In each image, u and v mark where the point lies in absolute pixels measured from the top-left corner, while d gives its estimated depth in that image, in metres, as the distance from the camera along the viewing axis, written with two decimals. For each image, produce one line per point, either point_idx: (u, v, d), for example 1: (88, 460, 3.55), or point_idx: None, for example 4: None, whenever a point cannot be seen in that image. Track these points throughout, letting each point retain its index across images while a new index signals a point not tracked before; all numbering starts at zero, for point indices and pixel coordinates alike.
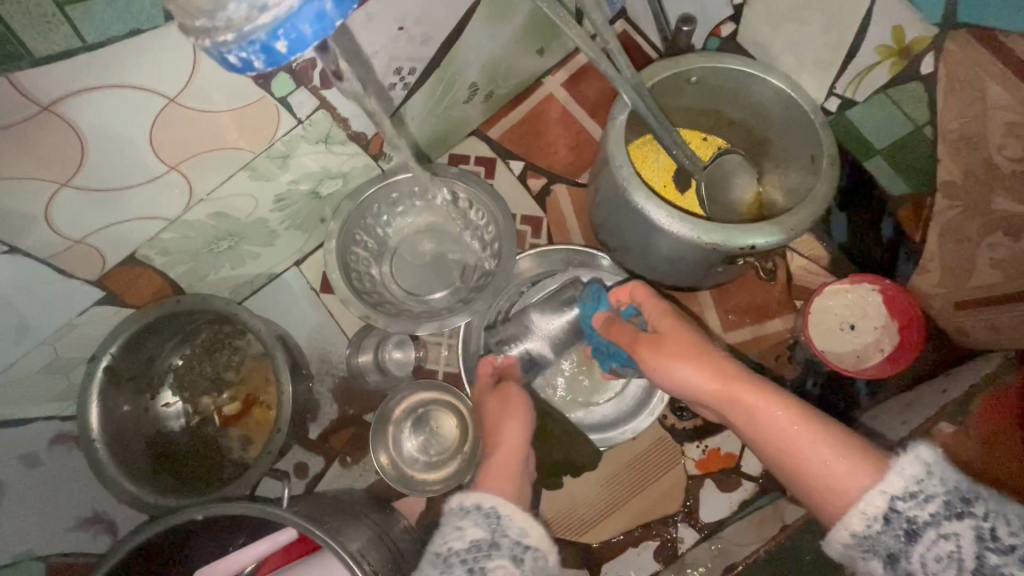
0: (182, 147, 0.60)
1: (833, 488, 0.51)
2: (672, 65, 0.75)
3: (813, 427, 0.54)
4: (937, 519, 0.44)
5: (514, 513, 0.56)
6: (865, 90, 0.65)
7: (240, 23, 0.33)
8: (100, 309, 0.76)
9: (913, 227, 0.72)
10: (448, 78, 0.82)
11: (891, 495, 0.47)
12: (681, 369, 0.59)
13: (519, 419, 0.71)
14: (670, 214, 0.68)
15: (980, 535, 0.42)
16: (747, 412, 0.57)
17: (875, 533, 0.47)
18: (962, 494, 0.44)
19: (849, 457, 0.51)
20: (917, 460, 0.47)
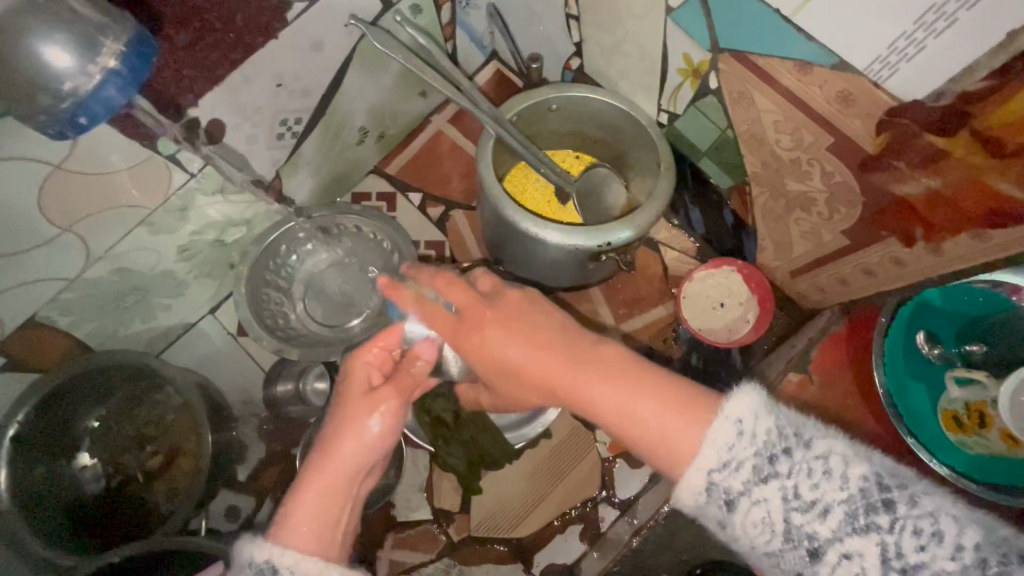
0: (74, 209, 0.65)
1: (666, 455, 0.50)
2: (530, 97, 0.87)
3: (637, 386, 0.55)
4: (749, 487, 0.45)
5: (298, 564, 0.49)
6: (680, 104, 0.79)
7: (53, 105, 0.45)
8: (3, 376, 0.77)
9: (744, 212, 0.86)
10: (335, 124, 0.90)
11: (707, 470, 0.47)
12: (509, 343, 0.63)
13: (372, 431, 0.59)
14: (537, 223, 0.78)
15: (784, 496, 0.44)
16: (578, 385, 0.58)
17: (703, 504, 0.48)
18: (769, 454, 0.45)
19: (672, 410, 0.51)
20: (727, 423, 0.47)
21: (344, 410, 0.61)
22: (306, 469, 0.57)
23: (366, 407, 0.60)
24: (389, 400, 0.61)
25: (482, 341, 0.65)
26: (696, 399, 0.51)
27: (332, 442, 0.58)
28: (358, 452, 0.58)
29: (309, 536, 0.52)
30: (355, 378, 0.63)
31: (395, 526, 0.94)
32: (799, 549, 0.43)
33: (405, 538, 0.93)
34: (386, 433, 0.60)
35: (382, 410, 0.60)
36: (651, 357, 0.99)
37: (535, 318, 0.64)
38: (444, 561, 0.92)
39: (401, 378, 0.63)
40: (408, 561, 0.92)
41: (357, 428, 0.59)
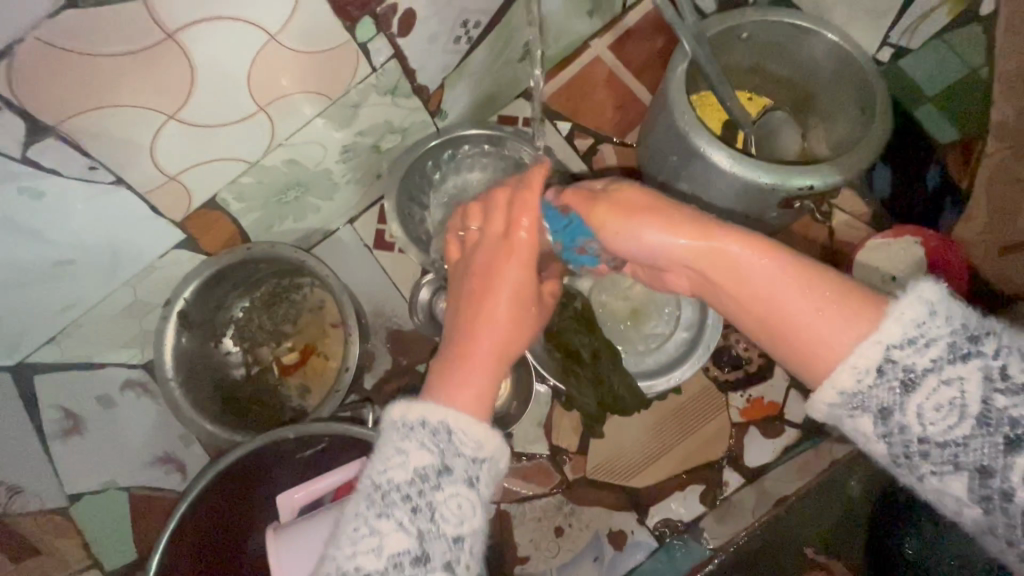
0: (273, 86, 0.63)
1: (817, 350, 0.46)
2: (723, 20, 0.79)
3: (789, 275, 0.48)
4: (937, 366, 0.41)
5: (472, 427, 0.49)
6: (919, 37, 0.75)
7: None
8: (178, 254, 0.79)
9: (961, 173, 0.77)
10: (507, 33, 0.85)
11: (887, 344, 0.42)
12: (641, 232, 0.55)
13: (515, 284, 0.57)
14: (731, 156, 0.70)
15: (986, 377, 0.40)
16: (729, 260, 0.51)
17: (865, 388, 0.43)
18: (968, 334, 0.41)
19: (840, 305, 0.45)
20: (919, 302, 0.42)
21: (471, 300, 0.57)
22: (445, 346, 0.56)
23: (504, 270, 0.58)
24: (532, 277, 0.59)
25: (620, 237, 0.57)
26: (855, 297, 0.45)
27: (471, 329, 0.56)
28: (493, 332, 0.55)
29: (472, 403, 0.51)
30: (481, 267, 0.59)
31: (512, 456, 0.93)
32: (995, 434, 0.39)
33: (522, 469, 0.92)
34: (524, 321, 0.57)
35: (521, 270, 0.58)
36: None
37: (682, 215, 0.54)
38: (557, 497, 0.92)
39: (524, 200, 0.60)
40: (523, 490, 0.92)
41: (496, 306, 0.56)
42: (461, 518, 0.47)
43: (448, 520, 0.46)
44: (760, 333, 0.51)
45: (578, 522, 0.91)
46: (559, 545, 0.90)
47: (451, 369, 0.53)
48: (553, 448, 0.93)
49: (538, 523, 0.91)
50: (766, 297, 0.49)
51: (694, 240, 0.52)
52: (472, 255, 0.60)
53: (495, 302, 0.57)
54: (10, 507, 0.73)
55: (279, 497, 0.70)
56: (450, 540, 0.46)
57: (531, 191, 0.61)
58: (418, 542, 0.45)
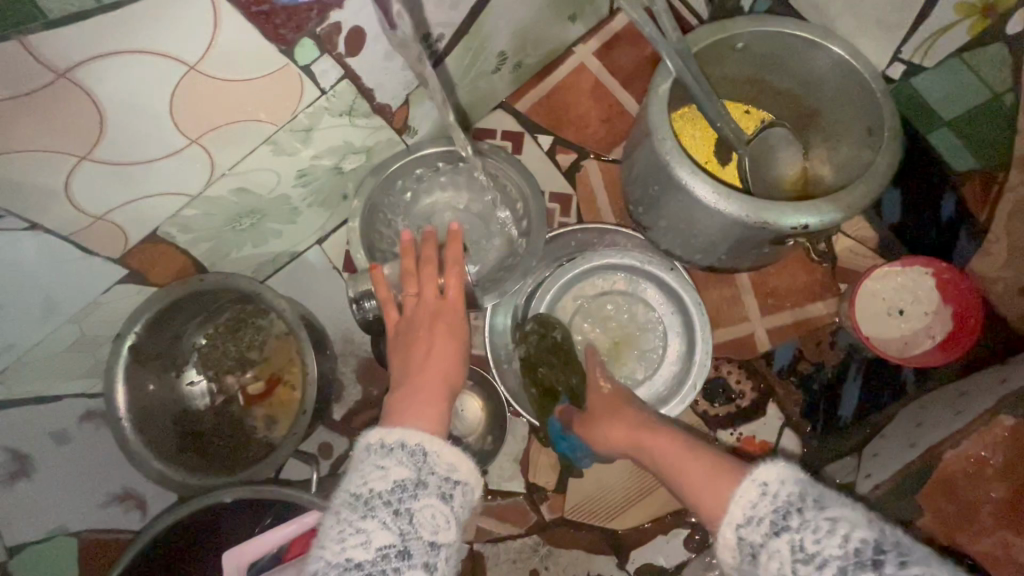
0: (204, 119, 0.57)
1: (701, 506, 0.55)
2: (719, 30, 0.70)
3: (687, 452, 0.61)
4: (766, 540, 0.46)
5: (444, 451, 0.52)
6: (935, 55, 0.66)
7: None
8: (123, 287, 0.74)
9: (979, 206, 0.71)
10: (477, 44, 0.77)
11: (736, 525, 0.49)
12: (602, 431, 0.71)
13: (454, 327, 0.66)
14: (717, 192, 0.63)
15: (792, 548, 0.45)
16: (646, 447, 0.65)
17: (741, 565, 0.48)
18: (784, 510, 0.47)
19: (704, 463, 0.58)
20: (752, 486, 0.49)
21: (414, 343, 0.65)
22: (397, 379, 0.63)
23: (440, 310, 0.67)
24: (461, 316, 0.67)
25: (591, 431, 0.73)
26: (728, 469, 0.56)
27: (415, 360, 0.64)
28: (438, 367, 0.63)
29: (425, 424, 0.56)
30: (420, 304, 0.67)
31: (487, 494, 0.88)
32: None
33: (496, 509, 0.87)
34: (456, 349, 0.65)
35: (452, 310, 0.67)
36: (799, 360, 0.85)
37: (637, 419, 0.69)
38: (533, 538, 0.87)
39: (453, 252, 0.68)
40: (497, 531, 0.87)
41: (431, 342, 0.65)
42: (437, 528, 0.48)
43: (424, 528, 0.47)
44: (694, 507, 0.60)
45: (555, 565, 0.86)
46: None
47: (407, 397, 0.59)
48: (530, 488, 0.87)
49: (512, 566, 0.86)
50: (668, 466, 0.61)
51: (631, 433, 0.67)
52: (409, 312, 0.68)
53: (444, 343, 0.65)
54: None
55: (223, 557, 0.66)
56: (427, 545, 0.47)
57: (456, 242, 0.69)
58: (401, 539, 0.46)
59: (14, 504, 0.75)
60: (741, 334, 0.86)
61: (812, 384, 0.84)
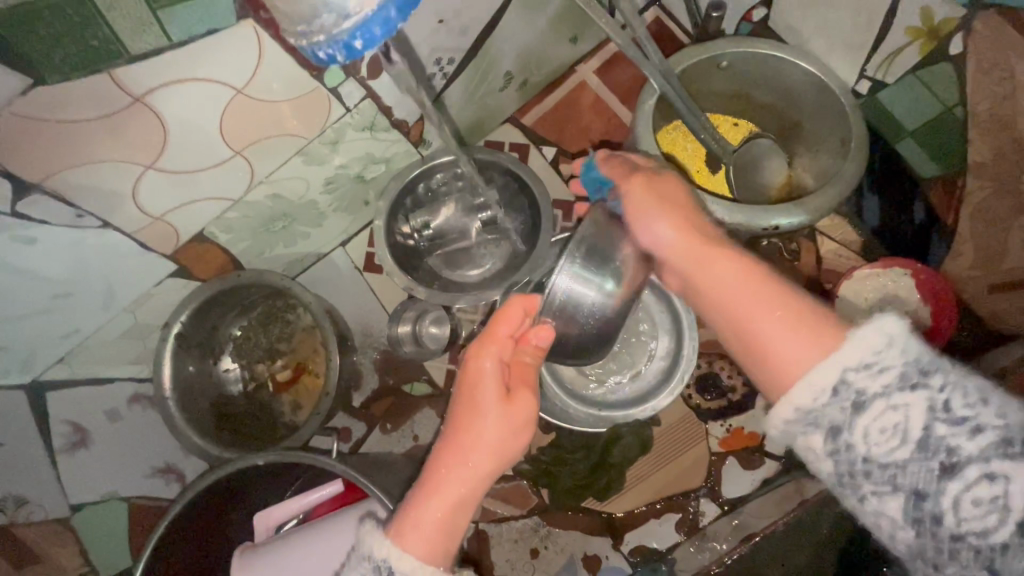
0: (247, 134, 0.67)
1: (776, 364, 0.50)
2: (702, 51, 0.77)
3: (749, 287, 0.53)
4: (887, 391, 0.44)
5: (408, 571, 0.49)
6: (895, 71, 0.72)
7: (333, 28, 0.40)
8: (172, 281, 0.84)
9: (946, 209, 0.76)
10: (485, 66, 0.86)
11: (846, 366, 0.46)
12: (657, 221, 0.61)
13: (518, 415, 0.53)
14: (696, 195, 0.70)
15: (931, 407, 0.43)
16: (704, 258, 0.57)
17: (822, 405, 0.46)
18: (920, 367, 0.44)
19: (794, 323, 0.50)
20: (880, 333, 0.45)
21: (479, 385, 0.53)
22: (433, 464, 0.53)
23: (503, 411, 0.53)
24: (518, 436, 0.53)
25: (637, 220, 0.62)
26: (806, 313, 0.50)
27: (458, 445, 0.52)
28: (486, 459, 0.52)
29: (425, 546, 0.49)
30: (477, 372, 0.54)
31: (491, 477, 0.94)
32: (932, 461, 0.43)
33: (500, 490, 0.93)
34: (512, 435, 0.53)
35: (515, 414, 0.53)
36: None
37: (698, 220, 0.60)
38: (534, 519, 0.92)
39: (512, 398, 0.53)
40: (500, 511, 0.93)
41: (486, 428, 0.52)
42: None
43: None
44: (737, 352, 0.55)
45: (554, 545, 0.91)
46: (534, 567, 0.91)
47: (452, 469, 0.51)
48: (534, 471, 0.92)
49: (515, 544, 0.92)
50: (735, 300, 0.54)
51: (694, 240, 0.58)
52: (466, 392, 0.54)
53: (505, 416, 0.53)
54: (15, 520, 0.81)
55: (254, 518, 0.74)
56: None
57: (518, 391, 0.54)
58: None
59: (73, 471, 0.84)
60: None
61: None
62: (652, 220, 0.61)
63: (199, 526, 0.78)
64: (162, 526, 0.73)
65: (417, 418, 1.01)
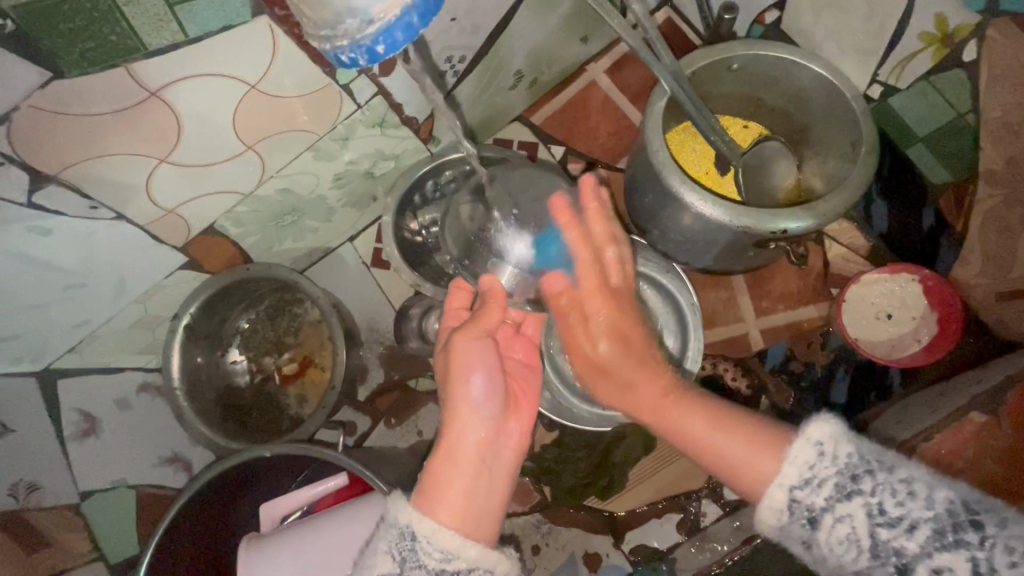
0: (259, 129, 0.67)
1: (741, 478, 0.51)
2: (714, 53, 0.77)
3: (722, 421, 0.55)
4: (831, 504, 0.44)
5: (436, 536, 0.50)
6: (907, 77, 0.71)
7: (355, 32, 0.40)
8: (182, 273, 0.85)
9: (955, 216, 0.76)
10: (495, 65, 0.86)
11: (788, 486, 0.46)
12: (600, 334, 0.61)
13: (493, 367, 0.60)
14: (704, 198, 0.69)
15: (869, 513, 0.43)
16: (626, 377, 0.60)
17: (785, 524, 0.46)
18: (852, 474, 0.44)
19: (752, 445, 0.51)
20: (807, 446, 0.46)
21: (451, 361, 0.60)
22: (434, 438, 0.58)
23: (474, 369, 0.59)
24: (497, 385, 0.60)
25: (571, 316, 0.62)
26: (771, 437, 0.51)
27: (447, 421, 0.58)
28: (475, 420, 0.58)
29: (455, 514, 0.52)
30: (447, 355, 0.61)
31: None
32: (887, 565, 0.42)
33: None
34: (493, 386, 0.60)
35: (486, 366, 0.60)
36: (790, 358, 0.90)
37: (646, 351, 0.61)
38: (536, 516, 0.93)
39: (479, 353, 0.60)
40: (502, 507, 0.93)
41: (469, 391, 0.59)
42: None
43: None
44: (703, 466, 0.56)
45: (555, 542, 0.92)
46: (535, 563, 0.92)
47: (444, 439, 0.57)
48: (536, 469, 0.93)
49: (516, 540, 0.93)
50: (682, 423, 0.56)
51: (633, 358, 0.60)
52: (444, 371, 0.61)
53: (481, 371, 0.60)
54: (27, 505, 0.81)
55: (261, 509, 0.75)
56: None
57: (484, 340, 0.61)
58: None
59: (83, 458, 0.86)
60: (735, 334, 0.92)
61: (802, 381, 0.89)
62: (615, 341, 0.60)
63: (203, 516, 0.78)
64: (172, 515, 0.74)
65: (422, 413, 1.02)
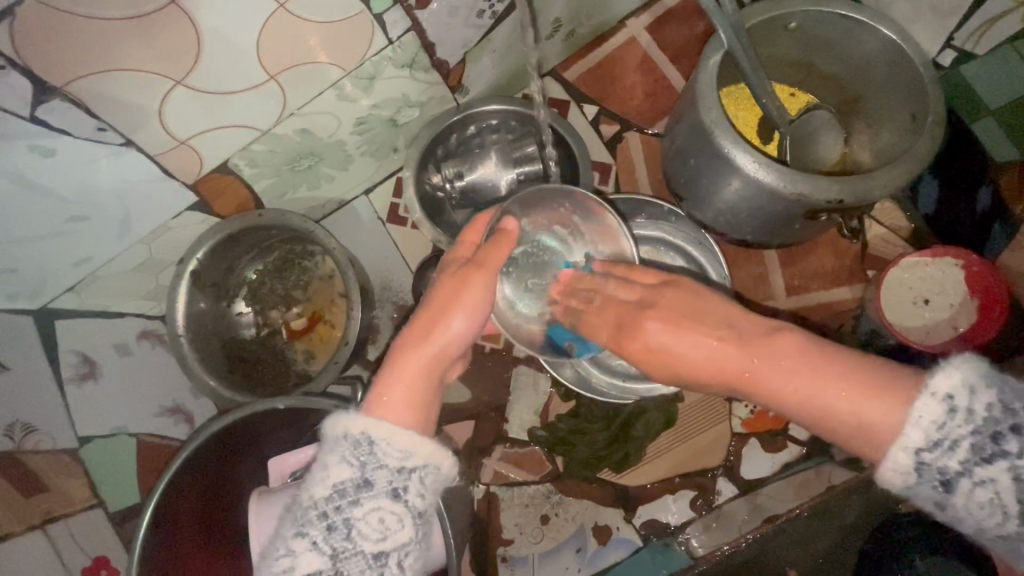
0: (283, 57, 0.62)
1: (857, 432, 0.46)
2: (775, 6, 0.72)
3: (813, 360, 0.49)
4: (968, 468, 0.41)
5: (394, 438, 0.48)
6: (987, 41, 0.72)
7: None
8: (191, 215, 0.80)
9: (1015, 197, 0.72)
10: (535, 9, 0.80)
11: (915, 449, 0.43)
12: (654, 322, 0.57)
13: (480, 300, 0.57)
14: (758, 161, 0.65)
15: (1016, 475, 0.41)
16: (735, 370, 0.53)
17: (912, 485, 0.44)
18: (991, 433, 0.41)
19: (860, 393, 0.46)
20: (934, 400, 0.42)
21: (454, 283, 0.57)
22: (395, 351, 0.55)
23: (457, 296, 0.56)
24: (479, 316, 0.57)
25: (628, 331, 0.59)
26: (887, 380, 0.46)
27: (413, 337, 0.55)
28: (446, 349, 0.55)
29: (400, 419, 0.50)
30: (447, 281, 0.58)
31: (505, 442, 0.92)
32: None
33: (514, 454, 0.91)
34: (475, 312, 0.57)
35: (474, 301, 0.57)
36: None
37: (686, 312, 0.57)
38: (546, 486, 0.91)
39: (470, 281, 0.57)
40: (512, 475, 0.91)
41: (451, 320, 0.55)
42: (386, 531, 0.46)
43: (369, 534, 0.46)
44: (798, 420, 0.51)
45: (564, 513, 0.90)
46: (543, 533, 0.90)
47: (406, 354, 0.54)
48: (550, 438, 0.90)
49: (524, 509, 0.91)
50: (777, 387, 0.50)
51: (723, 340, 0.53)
52: (430, 294, 0.58)
53: (472, 299, 0.57)
54: (24, 447, 0.75)
55: (267, 463, 0.72)
56: (371, 557, 0.46)
57: (479, 270, 0.58)
58: (336, 557, 0.45)
59: (82, 402, 0.82)
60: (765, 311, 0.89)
61: None
62: (639, 320, 0.58)
63: (207, 468, 0.75)
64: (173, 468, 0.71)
65: None
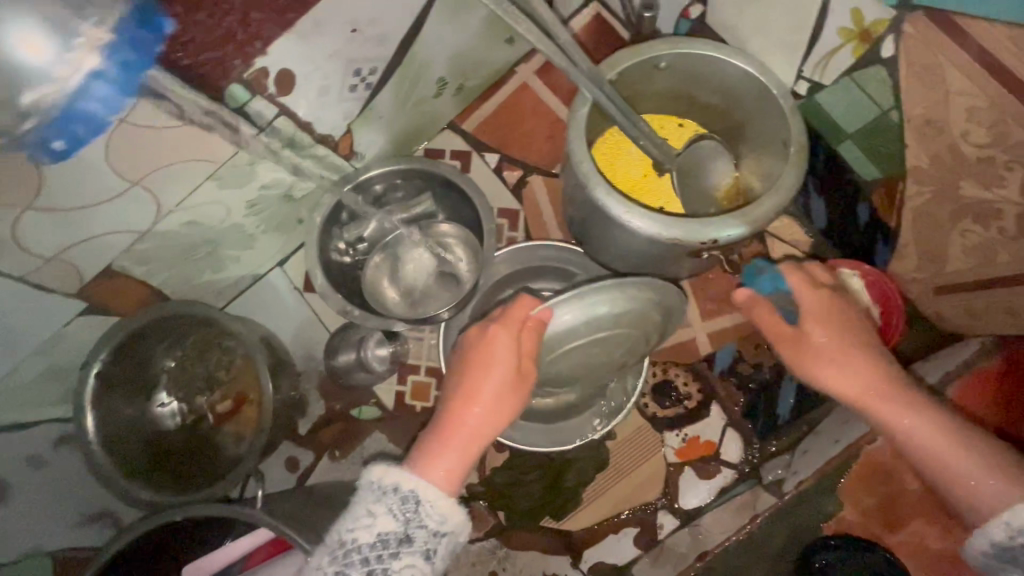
0: (140, 163, 0.61)
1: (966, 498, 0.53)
2: (636, 53, 0.74)
3: (941, 424, 0.56)
4: None
5: (438, 503, 0.56)
6: (831, 73, 0.71)
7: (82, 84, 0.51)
8: (89, 318, 0.79)
9: (887, 210, 0.75)
10: (413, 74, 0.81)
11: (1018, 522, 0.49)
12: (835, 364, 0.61)
13: (512, 341, 0.63)
14: (629, 210, 0.66)
15: None
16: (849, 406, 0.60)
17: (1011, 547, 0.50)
18: None
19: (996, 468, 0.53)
20: None
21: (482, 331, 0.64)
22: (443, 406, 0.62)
23: (505, 339, 0.63)
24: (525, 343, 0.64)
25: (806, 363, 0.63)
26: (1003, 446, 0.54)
27: (472, 379, 0.62)
28: (495, 385, 0.62)
29: (442, 480, 0.57)
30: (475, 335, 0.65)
31: None
32: None
33: None
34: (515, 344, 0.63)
35: (521, 333, 0.64)
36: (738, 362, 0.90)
37: (853, 351, 0.62)
38: (492, 541, 0.89)
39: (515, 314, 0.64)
40: None
41: (495, 359, 0.62)
42: None
43: None
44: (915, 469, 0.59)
45: (512, 567, 0.89)
46: None
47: (459, 404, 0.61)
48: (489, 493, 0.89)
49: (472, 568, 0.89)
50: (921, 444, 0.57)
51: (863, 389, 0.60)
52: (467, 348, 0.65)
53: (503, 342, 0.63)
54: None
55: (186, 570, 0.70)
56: None
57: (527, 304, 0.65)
58: None
59: None
60: (682, 338, 0.91)
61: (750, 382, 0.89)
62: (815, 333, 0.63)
63: None
64: None
65: (368, 443, 0.97)
